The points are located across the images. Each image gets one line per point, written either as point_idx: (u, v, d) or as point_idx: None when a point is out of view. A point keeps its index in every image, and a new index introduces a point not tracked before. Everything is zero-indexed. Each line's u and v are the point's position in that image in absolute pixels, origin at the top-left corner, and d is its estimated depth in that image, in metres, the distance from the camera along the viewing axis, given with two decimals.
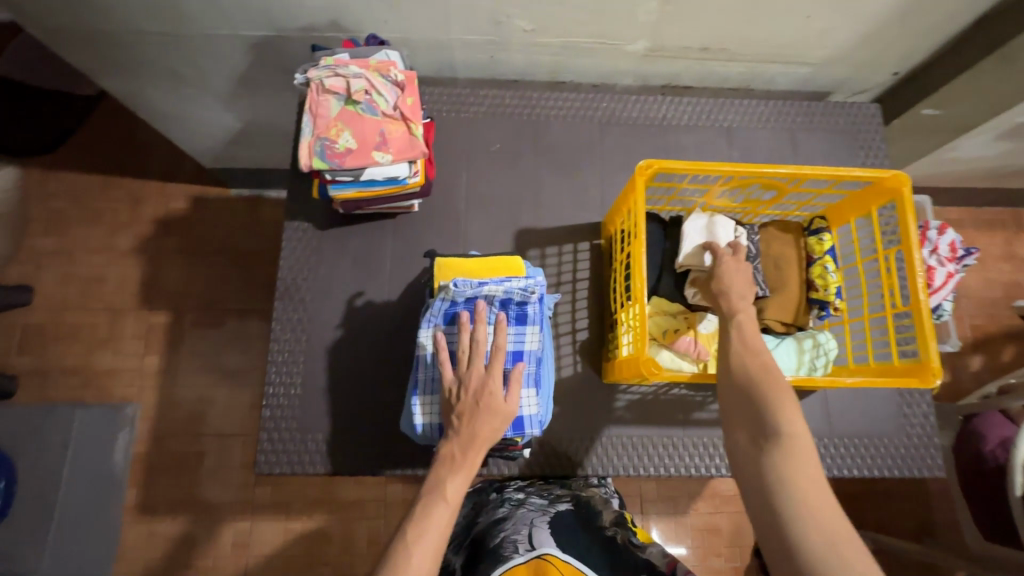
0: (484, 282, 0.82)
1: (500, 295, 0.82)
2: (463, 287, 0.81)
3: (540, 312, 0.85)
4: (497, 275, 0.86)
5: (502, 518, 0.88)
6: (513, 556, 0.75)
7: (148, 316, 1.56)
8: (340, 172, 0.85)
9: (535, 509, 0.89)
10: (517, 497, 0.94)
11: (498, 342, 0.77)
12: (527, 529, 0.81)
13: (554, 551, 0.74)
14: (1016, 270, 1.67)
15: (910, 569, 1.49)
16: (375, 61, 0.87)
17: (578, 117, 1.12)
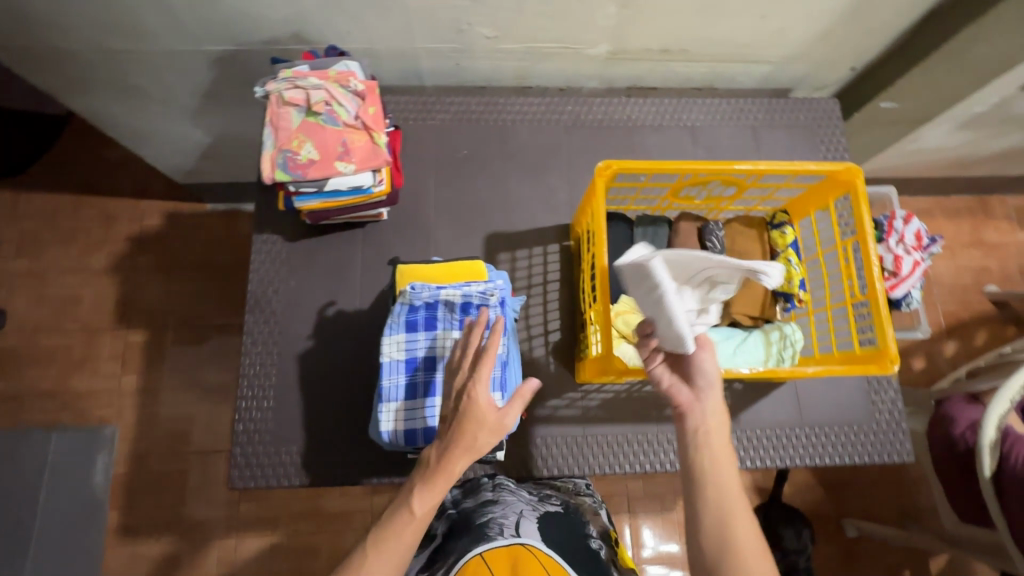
0: (443, 286, 0.84)
1: (459, 299, 0.84)
2: (420, 290, 0.84)
3: (505, 315, 0.86)
4: (456, 280, 0.87)
5: (489, 501, 0.88)
6: (496, 537, 0.75)
7: (125, 335, 1.54)
8: (303, 183, 0.85)
9: (525, 502, 0.89)
10: (509, 485, 0.94)
11: (490, 348, 0.73)
12: (515, 517, 0.82)
13: (535, 542, 0.74)
14: (984, 256, 1.72)
15: (896, 554, 1.52)
16: (334, 72, 0.87)
17: (544, 120, 1.13)
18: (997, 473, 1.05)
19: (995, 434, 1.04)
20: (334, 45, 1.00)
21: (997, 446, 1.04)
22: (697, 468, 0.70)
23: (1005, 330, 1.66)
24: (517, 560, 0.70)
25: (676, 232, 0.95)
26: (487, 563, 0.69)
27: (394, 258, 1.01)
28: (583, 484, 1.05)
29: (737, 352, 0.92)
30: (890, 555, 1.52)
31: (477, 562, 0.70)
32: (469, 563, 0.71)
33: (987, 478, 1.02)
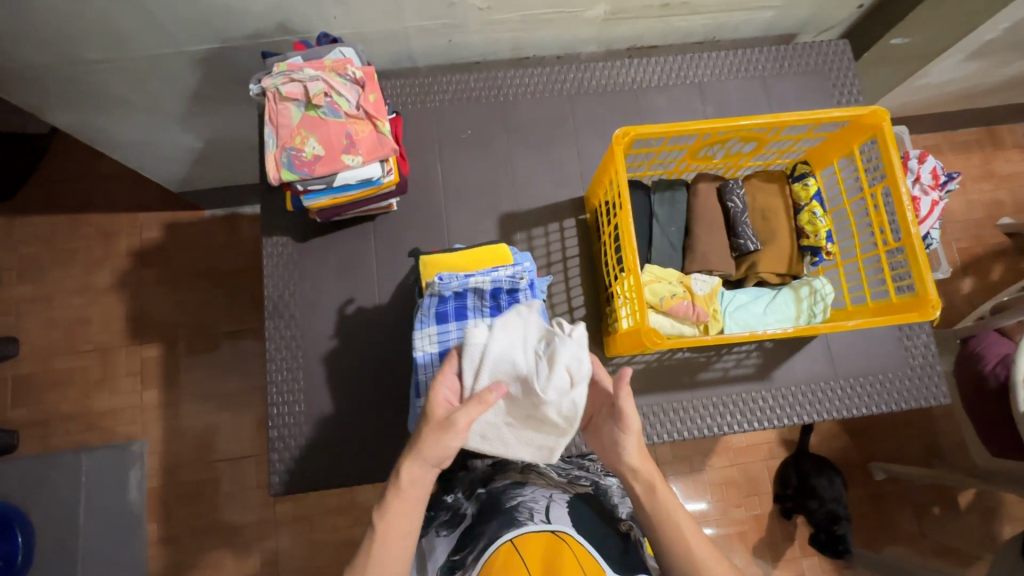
0: (471, 273, 0.81)
1: (489, 285, 0.81)
2: (449, 280, 0.80)
3: (534, 298, 0.84)
4: (482, 266, 0.84)
5: (516, 484, 0.84)
6: (527, 523, 0.72)
7: (140, 351, 1.53)
8: (311, 181, 0.82)
9: (554, 485, 0.85)
10: (537, 466, 0.91)
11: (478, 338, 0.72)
12: (545, 500, 0.78)
13: (568, 530, 0.71)
14: (997, 188, 1.69)
15: (925, 493, 1.54)
16: (330, 61, 0.83)
17: (545, 91, 1.09)
18: None
19: None
20: (323, 32, 0.96)
21: None
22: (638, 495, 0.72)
23: (1021, 262, 1.64)
24: (552, 550, 0.68)
25: (695, 193, 0.94)
26: (520, 554, 0.67)
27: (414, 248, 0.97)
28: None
29: (767, 312, 0.91)
30: (919, 495, 1.53)
31: (509, 549, 0.68)
32: (500, 550, 0.69)
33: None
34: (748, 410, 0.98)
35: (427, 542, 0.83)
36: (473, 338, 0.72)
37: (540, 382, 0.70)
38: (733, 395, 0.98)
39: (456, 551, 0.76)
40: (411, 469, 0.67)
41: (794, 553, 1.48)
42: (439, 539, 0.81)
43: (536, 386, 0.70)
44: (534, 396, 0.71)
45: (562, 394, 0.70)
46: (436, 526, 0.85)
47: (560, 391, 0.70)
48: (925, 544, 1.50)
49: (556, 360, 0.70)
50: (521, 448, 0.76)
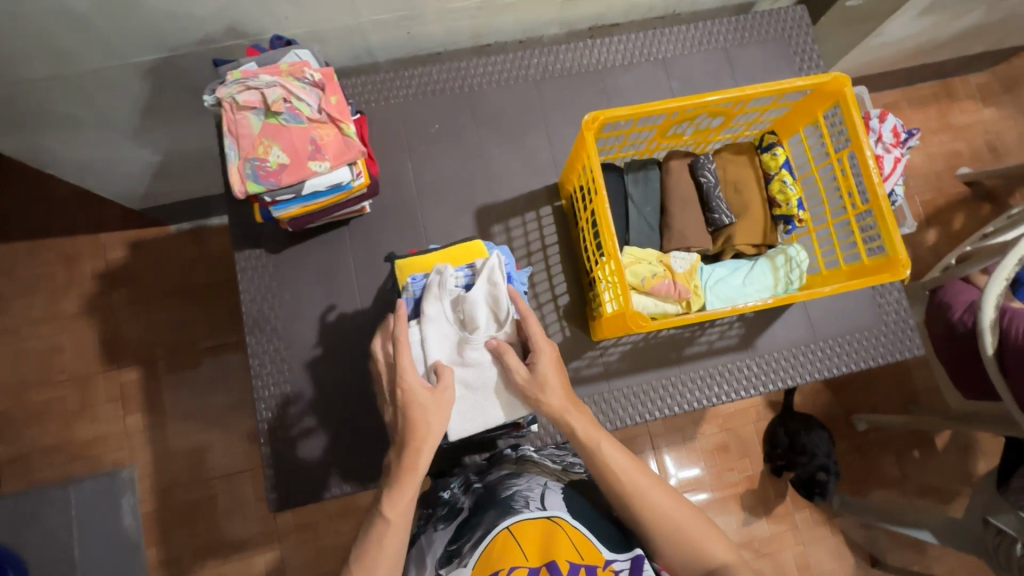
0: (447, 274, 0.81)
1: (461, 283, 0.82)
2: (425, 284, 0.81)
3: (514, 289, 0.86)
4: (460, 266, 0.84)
5: (511, 475, 0.85)
6: (524, 510, 0.74)
7: (118, 376, 1.49)
8: (279, 191, 0.80)
9: (549, 474, 0.87)
10: (532, 456, 0.92)
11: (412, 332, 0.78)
12: (540, 489, 0.79)
13: (564, 516, 0.73)
14: (954, 140, 1.74)
15: (904, 439, 1.61)
16: (286, 64, 0.80)
17: (510, 78, 1.07)
18: (998, 348, 1.10)
19: (993, 314, 1.09)
20: (276, 35, 0.93)
21: (998, 326, 1.09)
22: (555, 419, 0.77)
23: (980, 210, 1.70)
24: (547, 536, 0.69)
25: (667, 171, 0.95)
26: (517, 539, 0.69)
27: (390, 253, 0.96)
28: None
29: (746, 284, 0.92)
30: (898, 441, 1.61)
31: (507, 535, 0.70)
32: (497, 538, 0.70)
33: (990, 356, 1.08)
34: (734, 380, 1.01)
35: (424, 538, 0.83)
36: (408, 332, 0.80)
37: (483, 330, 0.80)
38: (720, 365, 1.01)
39: (452, 541, 0.77)
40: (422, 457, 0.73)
41: (787, 508, 1.54)
42: (436, 533, 0.82)
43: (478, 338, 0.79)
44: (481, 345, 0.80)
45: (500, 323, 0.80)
46: (435, 521, 0.85)
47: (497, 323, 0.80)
48: (907, 486, 1.58)
49: (474, 310, 0.78)
50: (494, 404, 0.80)
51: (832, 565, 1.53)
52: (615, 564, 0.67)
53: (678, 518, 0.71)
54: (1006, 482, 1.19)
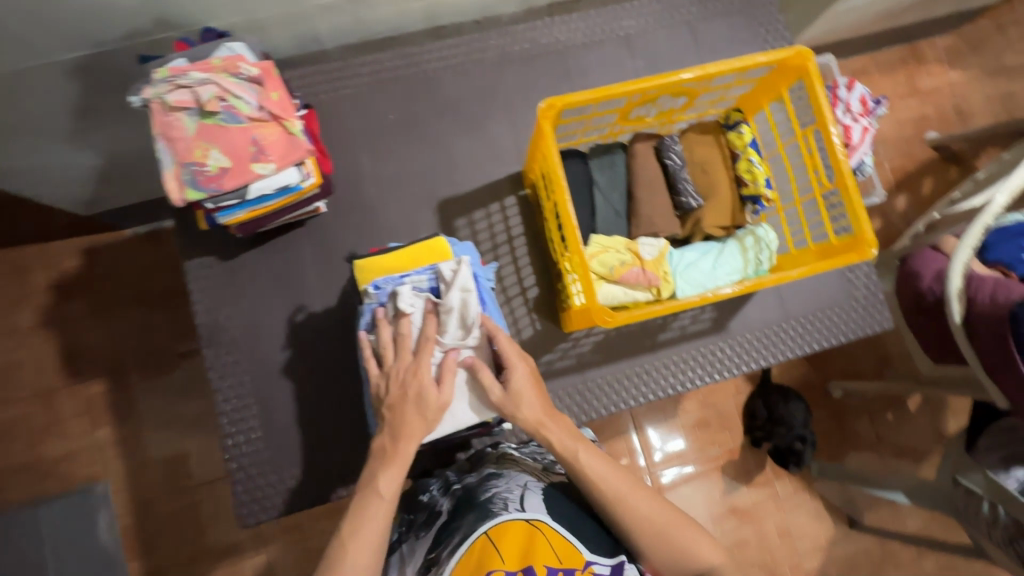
0: (406, 275, 0.77)
1: (426, 284, 0.77)
2: (385, 287, 0.76)
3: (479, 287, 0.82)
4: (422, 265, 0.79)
5: (491, 476, 0.83)
6: (501, 513, 0.72)
7: (83, 390, 1.43)
8: (223, 197, 0.75)
9: (529, 473, 0.85)
10: (513, 455, 0.91)
11: (397, 331, 0.74)
12: (519, 490, 0.78)
13: (543, 517, 0.71)
14: (922, 104, 1.73)
15: (878, 404, 1.64)
16: (218, 59, 0.74)
17: (467, 62, 1.02)
18: (965, 315, 1.12)
19: (960, 282, 1.10)
20: (208, 28, 0.86)
21: (964, 293, 1.10)
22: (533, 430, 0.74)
23: (947, 174, 1.72)
24: (525, 540, 0.68)
25: (633, 155, 0.92)
26: (495, 545, 0.68)
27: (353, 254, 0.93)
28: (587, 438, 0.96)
29: (716, 267, 0.91)
30: (873, 406, 1.64)
31: (484, 541, 0.68)
32: (475, 544, 0.68)
33: (958, 324, 1.09)
34: (708, 364, 1.00)
35: (405, 545, 0.82)
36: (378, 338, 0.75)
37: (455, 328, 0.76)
38: (694, 351, 1.00)
39: (431, 548, 0.75)
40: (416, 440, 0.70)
41: (768, 477, 1.57)
42: (417, 540, 0.80)
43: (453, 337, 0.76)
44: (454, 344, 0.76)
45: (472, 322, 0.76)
46: (415, 529, 0.83)
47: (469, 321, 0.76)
48: (883, 448, 1.62)
49: (446, 313, 0.75)
50: (465, 407, 0.78)
51: (812, 528, 1.58)
52: (594, 566, 0.67)
53: (662, 521, 0.71)
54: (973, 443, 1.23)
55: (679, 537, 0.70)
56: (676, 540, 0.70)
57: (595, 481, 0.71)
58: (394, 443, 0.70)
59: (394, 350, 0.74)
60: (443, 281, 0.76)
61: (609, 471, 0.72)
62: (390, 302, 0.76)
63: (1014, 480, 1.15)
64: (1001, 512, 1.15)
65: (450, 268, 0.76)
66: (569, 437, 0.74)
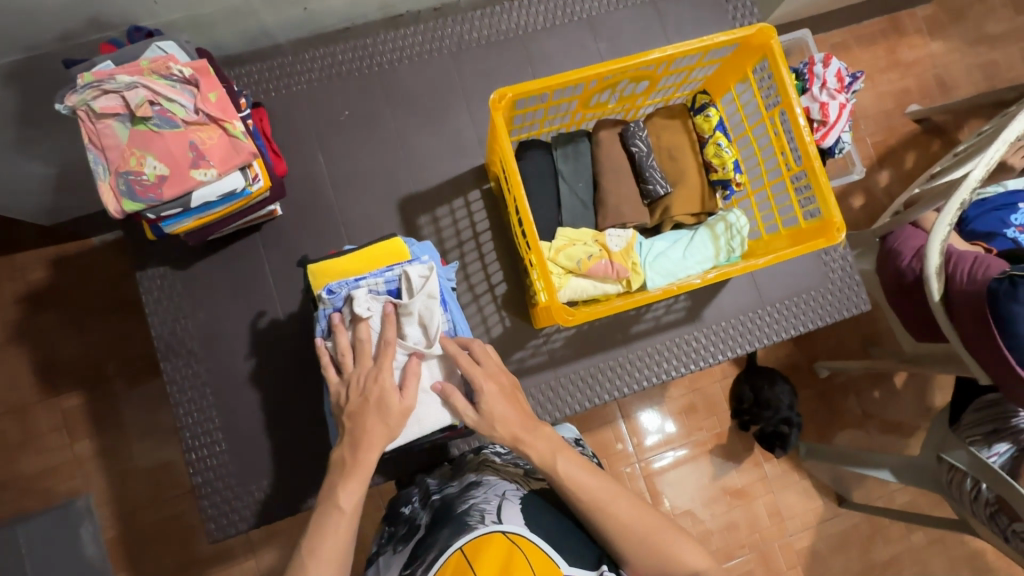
0: (361, 277, 0.73)
1: (384, 287, 0.74)
2: (339, 291, 0.73)
3: (441, 287, 0.76)
4: (379, 266, 0.76)
5: (471, 485, 0.81)
6: (477, 526, 0.69)
7: (59, 402, 1.36)
8: (164, 207, 0.71)
9: (510, 480, 0.83)
10: (495, 460, 0.89)
11: (360, 335, 0.70)
12: (497, 500, 0.75)
13: (521, 531, 0.69)
14: (902, 77, 1.70)
15: (864, 382, 1.63)
16: (147, 61, 0.70)
17: (426, 52, 0.98)
18: (945, 293, 1.10)
19: (939, 261, 1.07)
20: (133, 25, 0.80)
21: (942, 271, 1.07)
22: (511, 440, 0.71)
23: (929, 146, 1.69)
24: (499, 554, 0.66)
25: (598, 143, 0.89)
26: (469, 562, 0.65)
27: (304, 258, 0.90)
28: (569, 435, 0.94)
29: (687, 256, 0.88)
30: (858, 384, 1.63)
31: (459, 558, 0.66)
32: (450, 561, 0.67)
33: (937, 302, 1.08)
34: (683, 354, 0.98)
35: (384, 561, 0.80)
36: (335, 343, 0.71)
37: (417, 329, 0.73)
38: (668, 341, 0.98)
39: (408, 565, 0.73)
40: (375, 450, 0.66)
41: (756, 460, 1.57)
42: (394, 555, 0.78)
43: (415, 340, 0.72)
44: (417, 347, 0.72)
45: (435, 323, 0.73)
46: (395, 543, 0.81)
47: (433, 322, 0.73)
48: (870, 425, 1.62)
49: (406, 317, 0.72)
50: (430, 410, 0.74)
51: (803, 507, 1.57)
52: None
53: (646, 526, 0.69)
54: (957, 419, 1.23)
55: (662, 541, 0.69)
56: (660, 545, 0.69)
57: (578, 491, 0.69)
58: (352, 453, 0.66)
59: (352, 356, 0.70)
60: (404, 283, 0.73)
61: (591, 480, 0.70)
62: (346, 307, 0.72)
63: (994, 456, 1.16)
64: (983, 487, 1.14)
65: (412, 270, 0.73)
66: (548, 447, 0.71)
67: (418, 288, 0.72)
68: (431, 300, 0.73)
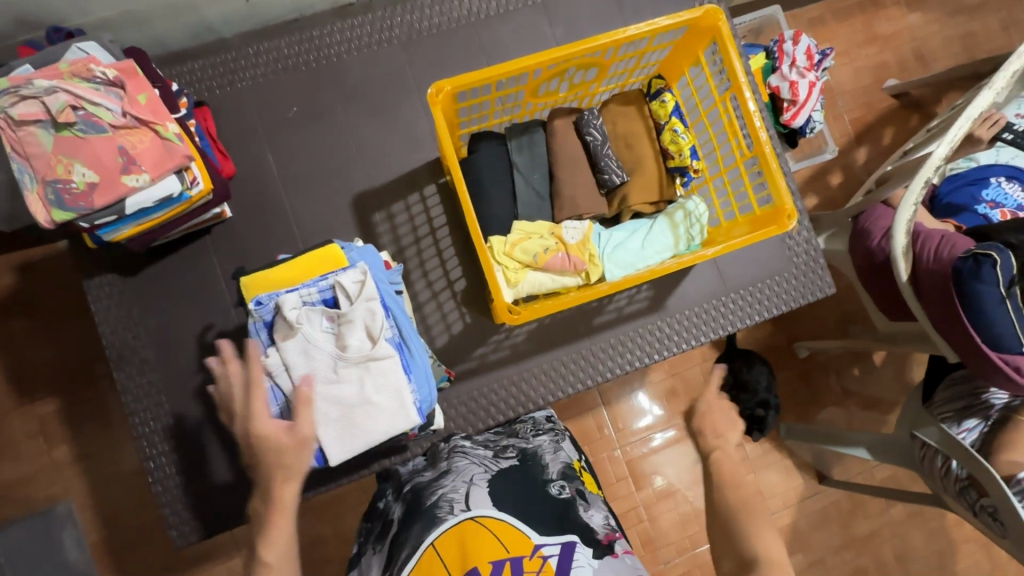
0: (293, 288, 0.68)
1: (319, 296, 0.68)
2: (269, 303, 0.67)
3: (382, 291, 0.71)
4: (315, 272, 0.71)
5: (441, 473, 0.79)
6: (447, 518, 0.70)
7: (34, 409, 1.31)
8: (97, 215, 0.69)
9: (477, 463, 0.80)
10: (466, 445, 0.85)
11: (230, 376, 0.64)
12: (465, 487, 0.74)
13: (488, 512, 0.70)
14: (879, 50, 1.67)
15: (841, 361, 1.64)
16: (66, 64, 0.67)
17: (376, 44, 0.95)
18: (913, 271, 1.08)
19: (905, 240, 1.05)
20: (49, 25, 0.75)
21: (909, 251, 1.06)
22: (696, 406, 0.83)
23: (907, 121, 1.67)
24: (468, 540, 0.67)
25: (552, 133, 0.87)
26: (440, 557, 0.67)
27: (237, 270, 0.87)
28: (543, 417, 0.92)
29: (645, 245, 0.86)
30: (837, 364, 1.63)
31: (431, 554, 0.68)
32: (423, 557, 0.68)
33: (905, 282, 1.06)
34: (649, 343, 0.98)
35: (363, 561, 0.78)
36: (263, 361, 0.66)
37: (354, 345, 0.67)
38: (632, 332, 0.97)
39: (386, 566, 0.72)
40: (286, 493, 0.60)
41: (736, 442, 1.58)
42: (371, 556, 0.77)
43: (352, 355, 0.66)
44: (354, 362, 0.66)
45: (372, 337, 0.67)
46: (371, 543, 0.79)
47: (372, 333, 0.67)
48: (850, 403, 1.62)
49: (345, 327, 0.67)
50: (375, 423, 0.68)
51: (783, 486, 1.59)
52: (544, 549, 0.67)
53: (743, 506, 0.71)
54: (930, 397, 1.23)
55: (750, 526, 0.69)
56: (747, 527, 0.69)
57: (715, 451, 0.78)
58: (265, 507, 0.60)
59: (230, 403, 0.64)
60: (338, 291, 0.68)
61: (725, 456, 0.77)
62: (275, 318, 0.67)
63: (963, 433, 1.16)
64: (954, 466, 1.14)
65: (345, 277, 0.67)
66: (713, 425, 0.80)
67: (355, 299, 0.67)
68: (365, 312, 0.67)
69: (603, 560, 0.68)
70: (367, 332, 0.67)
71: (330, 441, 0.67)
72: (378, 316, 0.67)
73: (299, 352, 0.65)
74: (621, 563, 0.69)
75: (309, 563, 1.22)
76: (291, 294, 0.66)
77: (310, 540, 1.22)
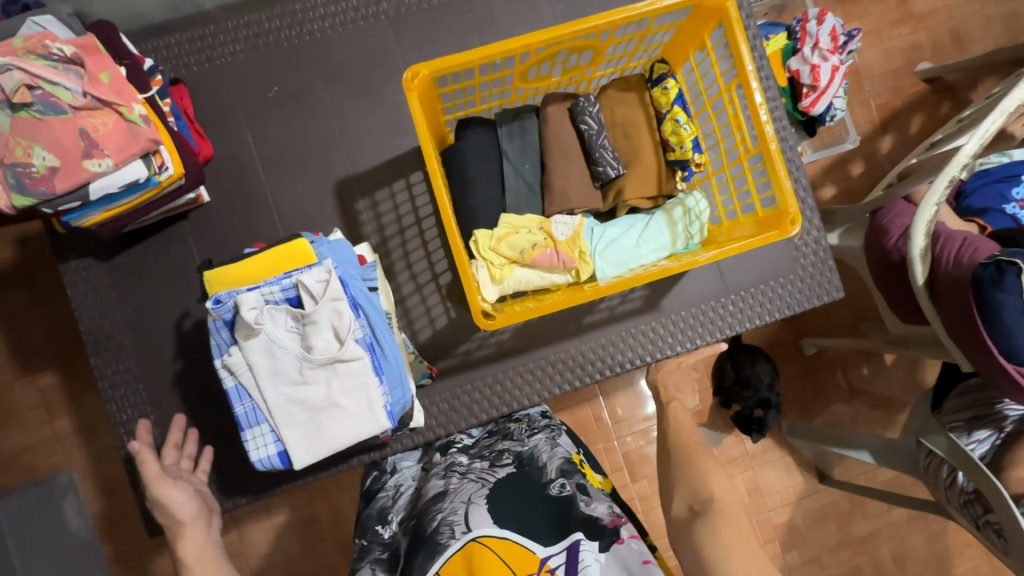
0: (256, 286, 0.64)
1: (282, 294, 0.65)
2: (226, 302, 0.63)
3: (351, 289, 0.68)
4: (279, 270, 0.67)
5: (438, 494, 0.76)
6: (450, 544, 0.68)
7: (34, 381, 1.29)
8: (60, 200, 0.66)
9: (476, 477, 0.77)
10: (462, 461, 0.82)
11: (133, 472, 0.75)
12: (464, 507, 0.71)
13: (490, 532, 0.67)
14: (912, 30, 1.55)
15: (850, 361, 1.57)
16: (21, 39, 0.64)
17: (362, 19, 0.89)
18: (931, 275, 1.01)
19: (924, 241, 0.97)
20: None
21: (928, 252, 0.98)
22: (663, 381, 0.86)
23: (939, 108, 1.55)
24: (474, 563, 0.66)
25: (544, 119, 0.82)
26: None
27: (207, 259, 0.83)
28: (538, 414, 0.91)
29: (640, 243, 0.80)
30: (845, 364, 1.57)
31: None
32: None
33: (921, 286, 1.00)
34: (642, 344, 0.93)
35: None
36: (228, 359, 0.65)
37: (318, 347, 0.64)
38: (623, 333, 0.93)
39: None
40: (184, 546, 0.68)
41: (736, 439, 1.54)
42: None
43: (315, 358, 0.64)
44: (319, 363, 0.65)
45: (336, 339, 0.65)
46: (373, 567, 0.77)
47: (338, 335, 0.65)
48: (857, 403, 1.57)
49: (309, 329, 0.64)
50: (341, 426, 0.67)
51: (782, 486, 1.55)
52: (550, 561, 0.66)
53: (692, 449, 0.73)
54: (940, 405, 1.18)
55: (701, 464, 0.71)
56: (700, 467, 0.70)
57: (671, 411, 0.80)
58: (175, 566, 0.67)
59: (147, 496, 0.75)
60: (303, 290, 0.65)
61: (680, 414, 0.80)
62: (235, 317, 0.64)
63: (974, 444, 1.10)
64: (960, 476, 1.09)
65: (308, 276, 0.64)
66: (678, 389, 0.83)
67: (317, 300, 0.64)
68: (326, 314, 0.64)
69: (609, 550, 0.66)
70: (331, 334, 0.65)
71: (298, 442, 0.67)
72: (342, 318, 0.64)
73: (261, 352, 0.64)
74: (626, 548, 0.66)
75: (298, 545, 1.22)
76: (251, 292, 0.64)
77: (299, 524, 1.22)
